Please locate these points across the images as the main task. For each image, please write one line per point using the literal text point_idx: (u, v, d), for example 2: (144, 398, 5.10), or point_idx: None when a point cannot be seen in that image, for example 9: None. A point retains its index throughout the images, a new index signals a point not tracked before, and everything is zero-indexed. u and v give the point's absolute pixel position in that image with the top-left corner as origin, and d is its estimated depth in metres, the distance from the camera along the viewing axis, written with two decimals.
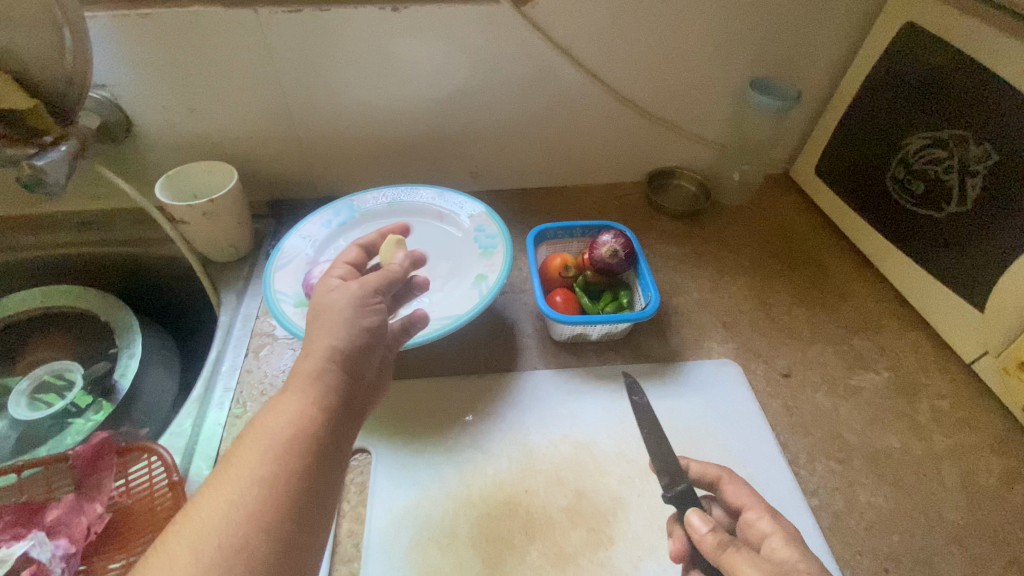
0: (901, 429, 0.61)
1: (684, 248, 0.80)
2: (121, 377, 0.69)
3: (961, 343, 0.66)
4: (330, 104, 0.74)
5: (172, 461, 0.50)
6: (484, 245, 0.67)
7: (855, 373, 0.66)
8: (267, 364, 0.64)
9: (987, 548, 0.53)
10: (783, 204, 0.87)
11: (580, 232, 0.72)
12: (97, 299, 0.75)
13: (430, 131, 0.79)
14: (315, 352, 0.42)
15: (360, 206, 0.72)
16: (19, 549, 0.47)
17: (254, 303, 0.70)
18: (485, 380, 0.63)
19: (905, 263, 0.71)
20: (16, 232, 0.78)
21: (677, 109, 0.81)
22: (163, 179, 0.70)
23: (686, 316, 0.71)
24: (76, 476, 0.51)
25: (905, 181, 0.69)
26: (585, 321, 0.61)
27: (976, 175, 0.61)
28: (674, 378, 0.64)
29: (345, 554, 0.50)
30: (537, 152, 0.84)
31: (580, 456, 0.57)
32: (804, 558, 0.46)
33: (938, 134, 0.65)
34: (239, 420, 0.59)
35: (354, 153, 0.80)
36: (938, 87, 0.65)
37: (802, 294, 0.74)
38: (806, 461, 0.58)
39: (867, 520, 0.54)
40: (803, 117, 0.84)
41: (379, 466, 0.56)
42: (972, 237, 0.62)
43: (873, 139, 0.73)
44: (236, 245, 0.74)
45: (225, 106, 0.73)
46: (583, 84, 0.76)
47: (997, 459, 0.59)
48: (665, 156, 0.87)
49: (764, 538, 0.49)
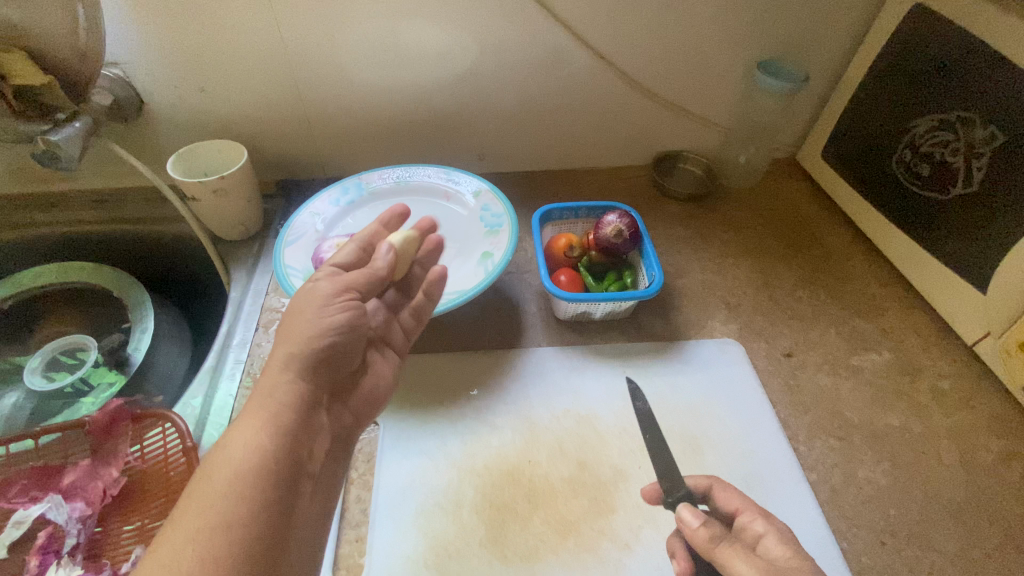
0: (901, 408, 0.62)
1: (689, 230, 0.80)
2: (134, 351, 0.71)
3: (963, 325, 0.66)
4: (339, 84, 0.75)
5: (186, 429, 0.52)
6: (490, 224, 0.68)
7: (857, 354, 0.66)
8: (277, 339, 0.65)
9: (983, 523, 0.54)
10: (788, 188, 0.87)
11: (586, 213, 0.73)
12: (112, 277, 0.76)
13: (437, 112, 0.80)
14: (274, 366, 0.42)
15: (368, 185, 0.73)
16: (35, 511, 0.49)
17: (264, 280, 0.71)
18: (490, 356, 0.64)
19: (909, 245, 0.71)
20: (30, 209, 0.79)
21: (684, 91, 0.81)
22: (174, 156, 0.71)
23: (689, 296, 0.71)
24: (92, 442, 0.53)
25: (910, 164, 0.69)
26: (589, 299, 0.62)
27: (982, 157, 0.61)
28: (677, 356, 0.65)
29: (353, 519, 0.52)
30: (544, 135, 0.84)
31: (583, 429, 0.58)
32: (795, 555, 0.45)
33: (946, 116, 0.65)
34: (249, 391, 0.60)
35: (362, 134, 0.81)
36: (946, 68, 0.64)
37: (806, 276, 0.75)
38: (806, 438, 0.59)
39: (864, 494, 0.55)
40: (811, 100, 0.84)
41: (386, 436, 0.57)
42: (976, 220, 0.62)
43: (880, 123, 0.73)
44: (246, 223, 0.75)
45: (235, 85, 0.73)
46: (590, 66, 0.77)
47: (996, 439, 0.60)
48: (671, 139, 0.87)
49: (758, 539, 0.48)
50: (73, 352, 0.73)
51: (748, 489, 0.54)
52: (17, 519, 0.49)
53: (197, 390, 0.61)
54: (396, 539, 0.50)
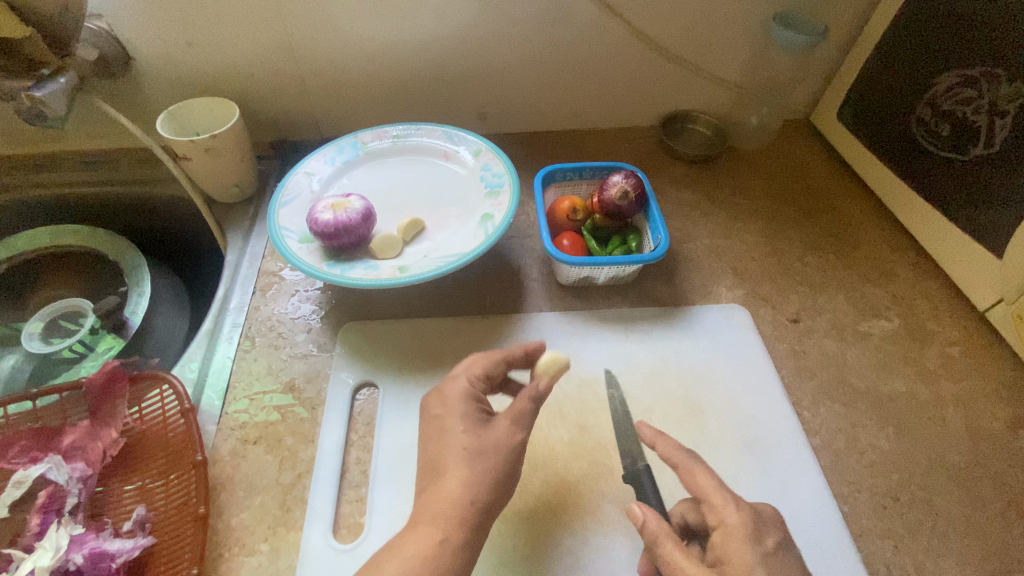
0: (908, 374, 0.61)
1: (697, 193, 0.78)
2: (132, 314, 0.70)
3: (977, 291, 0.64)
4: (332, 39, 0.71)
5: (183, 391, 0.52)
6: (491, 184, 0.66)
7: (866, 320, 0.65)
8: (274, 303, 0.64)
9: (987, 489, 0.53)
10: (800, 150, 0.84)
11: (590, 174, 0.70)
12: (107, 240, 0.75)
13: (437, 69, 0.76)
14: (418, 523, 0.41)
15: (364, 144, 0.70)
16: (35, 471, 0.47)
17: (260, 243, 0.70)
18: (491, 321, 0.63)
19: (924, 208, 0.69)
20: (20, 170, 0.78)
21: (693, 46, 0.77)
22: (163, 114, 0.69)
23: (695, 261, 0.70)
24: (91, 403, 0.52)
25: (930, 123, 0.66)
26: (593, 263, 0.60)
27: (1005, 116, 0.58)
28: (681, 321, 0.63)
29: (353, 480, 0.52)
30: (547, 93, 0.81)
31: (584, 393, 0.57)
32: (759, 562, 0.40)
33: (969, 71, 0.61)
34: (248, 354, 0.59)
35: (358, 92, 0.78)
36: (973, 21, 0.61)
37: (815, 241, 0.73)
38: (810, 404, 0.58)
39: (867, 459, 0.55)
40: (828, 56, 0.80)
41: (386, 400, 0.56)
42: (995, 182, 0.59)
43: (899, 79, 0.69)
44: (240, 184, 0.73)
45: (225, 40, 0.70)
46: (597, 19, 0.73)
47: (1004, 406, 0.59)
48: (680, 99, 0.84)
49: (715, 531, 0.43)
50: (73, 316, 0.73)
51: (749, 453, 0.54)
52: (18, 479, 0.47)
53: (195, 353, 0.60)
54: (396, 499, 0.50)
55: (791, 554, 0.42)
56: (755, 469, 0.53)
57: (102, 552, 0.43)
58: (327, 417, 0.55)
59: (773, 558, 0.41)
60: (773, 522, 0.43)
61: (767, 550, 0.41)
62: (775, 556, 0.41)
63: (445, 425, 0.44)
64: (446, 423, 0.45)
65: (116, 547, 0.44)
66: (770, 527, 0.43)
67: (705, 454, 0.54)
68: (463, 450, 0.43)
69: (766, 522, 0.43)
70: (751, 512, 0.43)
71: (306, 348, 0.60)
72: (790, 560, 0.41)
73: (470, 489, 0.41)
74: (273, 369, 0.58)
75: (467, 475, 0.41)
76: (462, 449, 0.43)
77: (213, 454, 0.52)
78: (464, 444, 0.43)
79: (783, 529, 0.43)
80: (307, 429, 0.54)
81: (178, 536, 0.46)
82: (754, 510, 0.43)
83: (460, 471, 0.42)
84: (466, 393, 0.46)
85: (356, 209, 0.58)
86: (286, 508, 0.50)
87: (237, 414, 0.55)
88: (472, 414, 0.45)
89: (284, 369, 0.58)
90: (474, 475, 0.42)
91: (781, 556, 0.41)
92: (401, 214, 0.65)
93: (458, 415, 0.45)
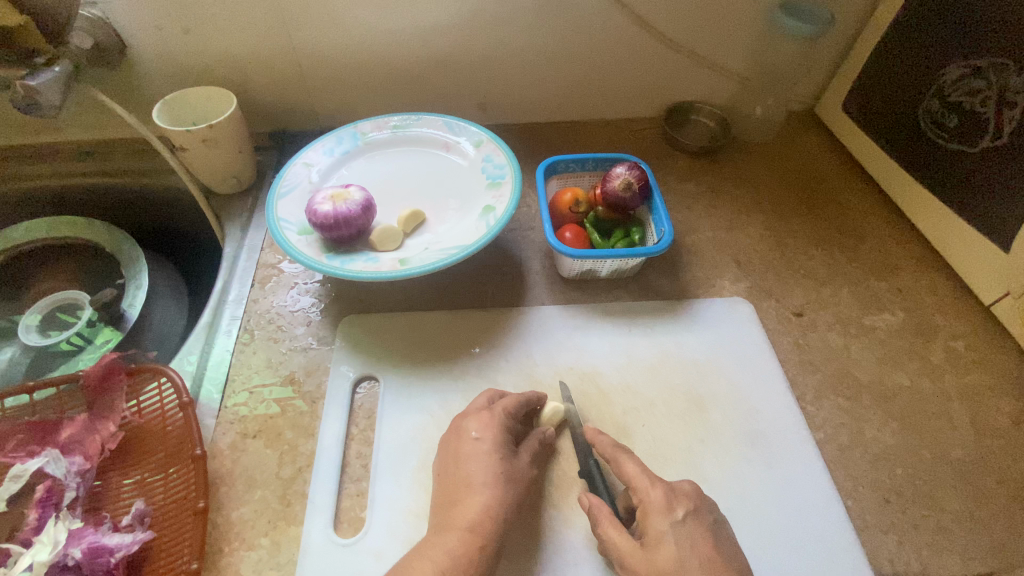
0: (913, 368, 0.60)
1: (700, 185, 0.77)
2: (129, 307, 0.71)
3: (983, 284, 0.64)
4: (330, 27, 0.70)
5: (182, 384, 0.51)
6: (492, 175, 0.65)
7: (870, 314, 0.64)
8: (273, 295, 0.63)
9: (991, 484, 0.53)
10: (804, 141, 0.83)
11: (592, 165, 0.69)
12: (104, 232, 0.74)
13: (436, 58, 0.75)
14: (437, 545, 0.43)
15: (364, 135, 0.69)
16: (32, 466, 0.47)
17: (259, 235, 0.69)
18: (492, 314, 0.62)
19: (930, 201, 0.68)
20: (14, 161, 0.77)
21: (697, 35, 0.76)
22: (159, 104, 0.68)
23: (698, 254, 0.69)
24: (88, 398, 0.52)
25: (937, 115, 0.65)
26: (596, 256, 0.59)
27: (1014, 106, 0.57)
28: (684, 314, 0.63)
29: (354, 474, 0.51)
30: (549, 84, 0.80)
31: (586, 386, 0.57)
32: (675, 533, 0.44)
33: (979, 62, 0.60)
34: (247, 348, 0.59)
35: (357, 82, 0.77)
36: (984, 11, 0.60)
37: (820, 234, 0.72)
38: (814, 398, 0.58)
39: (871, 454, 0.54)
40: (833, 46, 0.79)
41: (386, 394, 0.56)
42: (1002, 174, 0.59)
43: (906, 70, 0.68)
44: (238, 175, 0.72)
45: (221, 27, 0.69)
46: (599, 7, 0.72)
47: (1009, 400, 0.58)
48: (683, 90, 0.82)
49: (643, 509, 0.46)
50: (70, 308, 0.72)
51: (752, 447, 0.54)
52: (14, 474, 0.46)
53: (193, 345, 0.59)
54: (397, 494, 0.50)
55: (704, 521, 0.45)
56: (758, 464, 0.53)
57: (101, 547, 0.43)
58: (327, 411, 0.54)
59: (683, 526, 0.44)
60: (685, 494, 0.46)
61: (677, 520, 0.44)
62: (686, 523, 0.44)
63: (484, 448, 0.48)
64: (485, 446, 0.48)
65: (115, 542, 0.44)
66: (681, 498, 0.46)
67: (708, 448, 0.54)
68: (499, 473, 0.47)
69: (678, 495, 0.46)
70: (665, 488, 0.46)
71: (305, 341, 0.60)
72: (700, 528, 0.45)
73: (498, 508, 0.45)
74: (272, 363, 0.58)
75: (501, 496, 0.46)
76: (498, 473, 0.47)
77: (213, 448, 0.52)
78: (499, 469, 0.47)
79: (698, 499, 0.47)
80: (307, 423, 0.54)
81: (178, 529, 0.46)
82: (669, 486, 0.47)
83: (494, 491, 0.46)
84: (503, 420, 0.50)
85: (356, 201, 0.58)
86: (286, 503, 0.49)
87: (236, 408, 0.55)
88: (505, 439, 0.49)
89: (284, 362, 0.58)
90: (503, 495, 0.46)
91: (691, 523, 0.45)
92: (402, 206, 0.65)
93: (497, 440, 0.48)
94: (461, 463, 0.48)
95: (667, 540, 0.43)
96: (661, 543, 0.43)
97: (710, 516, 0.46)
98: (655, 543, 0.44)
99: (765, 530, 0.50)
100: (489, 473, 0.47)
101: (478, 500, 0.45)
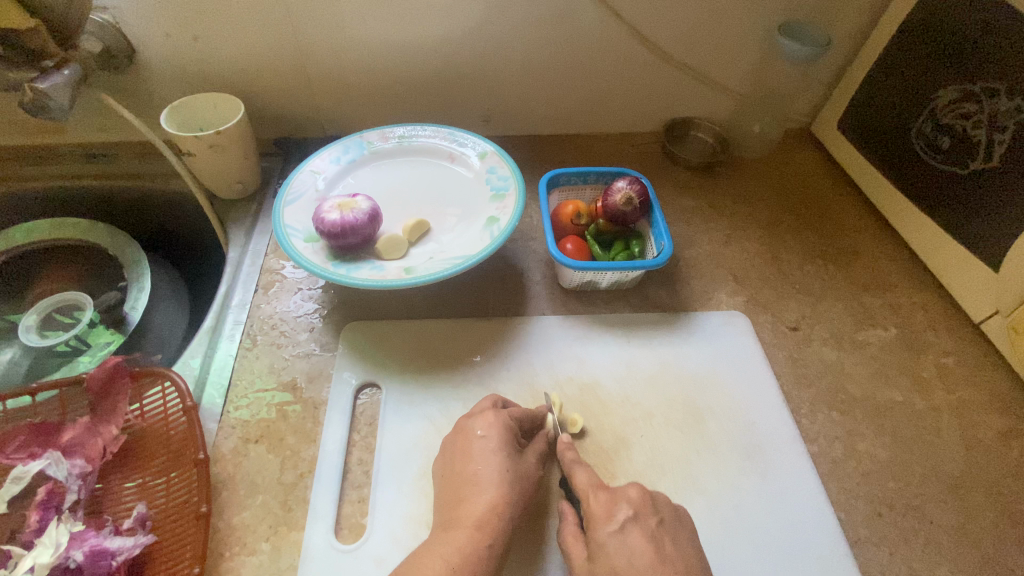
0: (904, 384, 0.62)
1: (699, 200, 0.78)
2: (132, 310, 0.71)
3: (972, 303, 0.65)
4: (338, 36, 0.71)
5: (186, 388, 0.51)
6: (496, 187, 0.66)
7: (863, 329, 0.66)
8: (276, 301, 0.64)
9: (980, 500, 0.54)
10: (801, 159, 0.85)
11: (594, 178, 0.71)
12: (105, 234, 0.74)
13: (441, 71, 0.77)
14: (438, 552, 0.43)
15: (370, 144, 0.70)
16: (34, 467, 0.47)
17: (263, 240, 0.70)
18: (494, 324, 0.63)
19: (921, 220, 0.70)
20: (18, 162, 0.77)
21: (699, 52, 0.78)
22: (168, 109, 0.68)
23: (696, 268, 0.70)
24: (92, 399, 0.52)
25: (931, 136, 0.67)
26: (597, 268, 0.60)
27: (1005, 131, 0.59)
28: (684, 328, 0.64)
29: (356, 481, 0.52)
30: (552, 95, 0.81)
31: (586, 397, 0.58)
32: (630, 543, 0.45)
33: (971, 87, 0.62)
34: (250, 352, 0.59)
35: (363, 93, 0.78)
36: (978, 37, 0.62)
37: (815, 250, 0.73)
38: (809, 411, 0.59)
39: (864, 467, 0.55)
40: (829, 66, 0.81)
41: (388, 402, 0.56)
42: (995, 196, 0.60)
43: (901, 91, 0.70)
44: (244, 181, 0.72)
45: (231, 37, 0.70)
46: (602, 24, 0.73)
47: (997, 416, 0.60)
48: (682, 106, 0.84)
49: (614, 522, 0.46)
50: (68, 310, 0.72)
51: (748, 460, 0.55)
52: (16, 475, 0.47)
53: (196, 350, 0.60)
54: (398, 500, 0.50)
55: (646, 525, 0.46)
56: (753, 475, 0.54)
57: (104, 550, 0.43)
58: (329, 417, 0.55)
59: (622, 535, 0.45)
60: (628, 499, 0.47)
61: (616, 527, 0.46)
62: (625, 530, 0.45)
63: (491, 446, 0.49)
64: (491, 444, 0.49)
65: (117, 545, 0.44)
66: (622, 504, 0.47)
67: (704, 459, 0.55)
68: (505, 471, 0.48)
69: (620, 501, 0.47)
70: (608, 496, 0.48)
71: (308, 347, 0.60)
72: (641, 533, 0.45)
73: (504, 506, 0.46)
74: (275, 368, 0.58)
75: (505, 494, 0.47)
76: (504, 471, 0.48)
77: (215, 452, 0.52)
78: (506, 467, 0.48)
79: (642, 504, 0.47)
80: (310, 428, 0.54)
81: (181, 535, 0.46)
82: (611, 492, 0.48)
83: (498, 494, 0.47)
84: (508, 420, 0.51)
85: (362, 209, 0.58)
86: (288, 508, 0.50)
87: (239, 413, 0.55)
88: (510, 439, 0.50)
89: (286, 368, 0.58)
90: (509, 492, 0.47)
91: (632, 529, 0.46)
92: (407, 215, 0.66)
93: (502, 438, 0.50)
94: (468, 461, 0.49)
95: (619, 553, 0.44)
96: (602, 553, 0.44)
97: (654, 520, 0.46)
98: (597, 554, 0.45)
99: (759, 541, 0.50)
100: (494, 472, 0.48)
101: (483, 498, 0.46)
